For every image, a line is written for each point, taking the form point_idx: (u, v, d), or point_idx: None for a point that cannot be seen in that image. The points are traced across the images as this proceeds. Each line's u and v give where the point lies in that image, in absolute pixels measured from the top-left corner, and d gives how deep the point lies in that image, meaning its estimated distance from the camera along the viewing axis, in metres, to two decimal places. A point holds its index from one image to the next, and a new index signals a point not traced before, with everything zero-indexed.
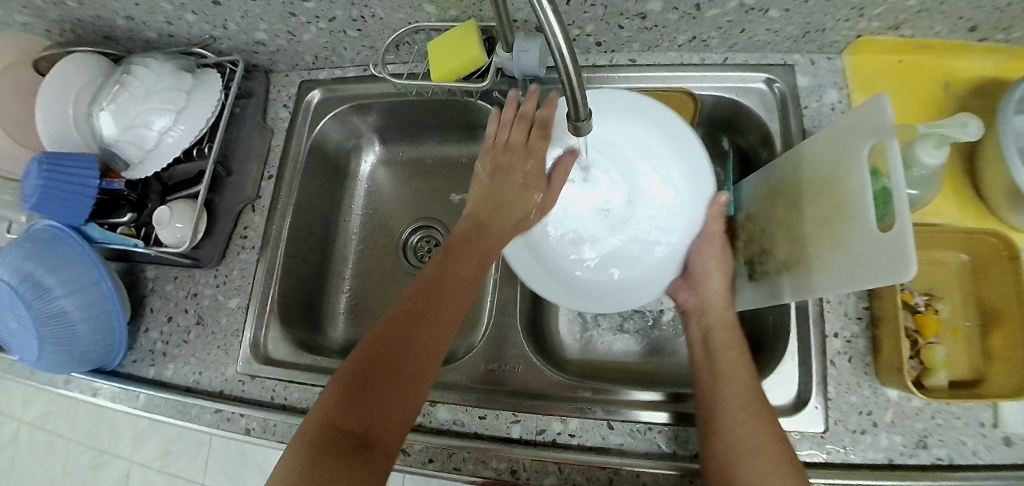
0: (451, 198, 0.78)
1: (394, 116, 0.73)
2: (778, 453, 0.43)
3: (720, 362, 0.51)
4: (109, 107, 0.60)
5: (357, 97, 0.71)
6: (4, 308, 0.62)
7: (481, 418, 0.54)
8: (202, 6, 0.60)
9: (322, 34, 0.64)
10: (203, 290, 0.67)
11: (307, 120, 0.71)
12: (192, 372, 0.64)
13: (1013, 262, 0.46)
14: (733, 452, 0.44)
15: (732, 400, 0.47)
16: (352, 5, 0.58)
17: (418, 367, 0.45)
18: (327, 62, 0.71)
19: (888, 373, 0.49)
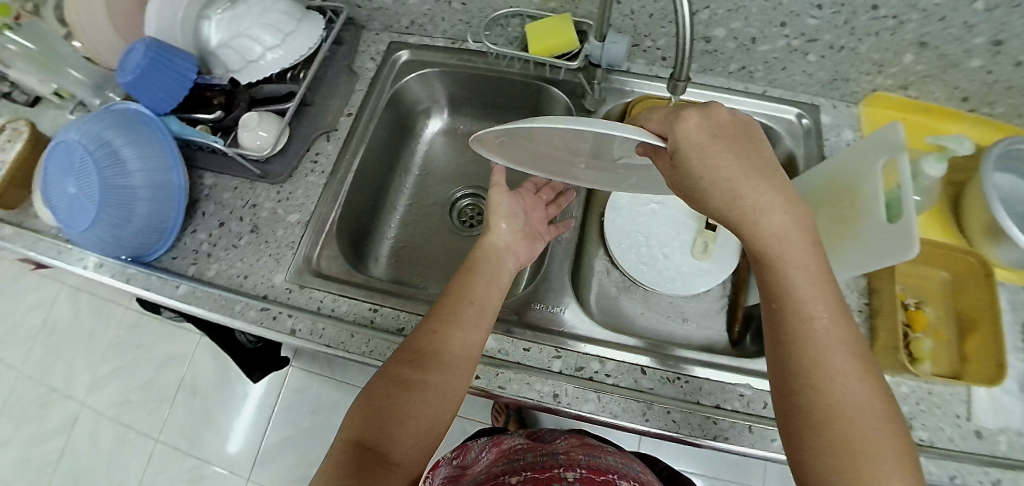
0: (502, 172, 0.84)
1: (467, 91, 0.80)
2: (862, 419, 0.37)
3: (810, 320, 0.40)
4: (223, 17, 0.66)
5: (443, 66, 0.77)
6: (67, 173, 0.64)
7: (525, 350, 0.59)
8: None
9: (428, 2, 0.72)
10: (263, 202, 0.69)
11: (392, 75, 0.77)
12: (237, 274, 0.65)
13: (988, 279, 0.57)
14: (847, 422, 0.37)
15: (838, 363, 0.38)
16: None
17: (454, 377, 0.50)
18: (419, 29, 0.78)
19: (883, 354, 0.58)
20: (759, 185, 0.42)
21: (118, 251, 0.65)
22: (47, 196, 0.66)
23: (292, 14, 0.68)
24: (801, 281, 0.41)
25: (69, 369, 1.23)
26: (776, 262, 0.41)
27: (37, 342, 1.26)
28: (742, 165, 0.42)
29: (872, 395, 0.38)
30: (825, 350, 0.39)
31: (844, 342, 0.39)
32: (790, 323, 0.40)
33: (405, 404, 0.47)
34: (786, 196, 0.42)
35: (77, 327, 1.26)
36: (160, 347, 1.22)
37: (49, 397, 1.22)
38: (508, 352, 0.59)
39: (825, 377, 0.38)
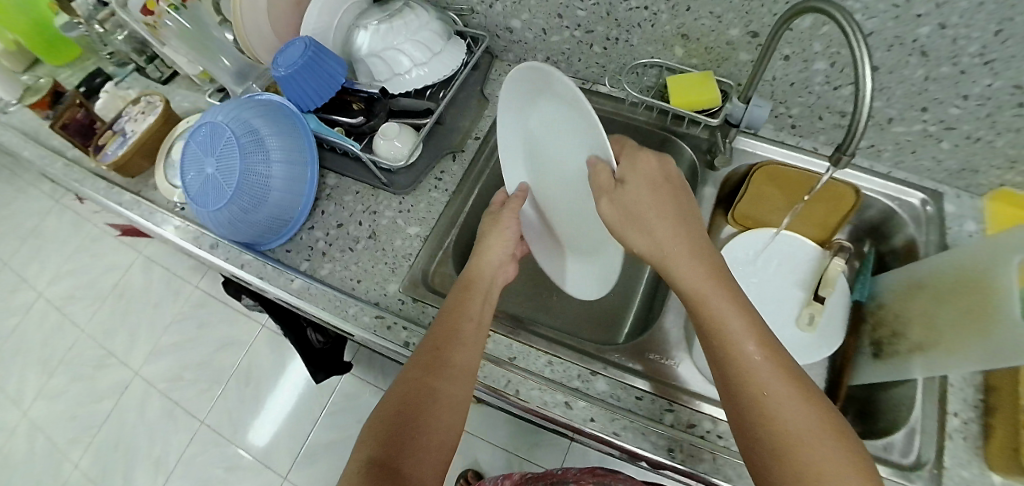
0: None
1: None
2: (826, 459, 0.37)
3: (746, 352, 0.42)
4: (382, 31, 0.68)
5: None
6: (207, 152, 0.65)
7: (638, 398, 0.57)
8: None
9: (570, 41, 0.74)
10: (384, 211, 0.70)
11: None
12: (350, 277, 0.66)
13: None
14: (803, 444, 0.38)
15: (779, 387, 0.40)
16: (616, 26, 0.69)
17: (448, 394, 0.48)
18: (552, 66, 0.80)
19: (999, 455, 0.55)
20: (689, 238, 0.47)
21: (242, 235, 0.67)
22: (183, 171, 0.67)
23: (442, 35, 0.71)
24: (740, 327, 0.43)
25: (133, 335, 1.30)
26: (714, 315, 0.44)
27: (106, 305, 1.34)
28: (672, 229, 0.47)
29: (832, 437, 0.38)
30: (773, 396, 0.40)
31: (790, 383, 0.41)
32: (728, 368, 0.42)
33: (411, 416, 0.46)
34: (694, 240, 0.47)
35: (146, 297, 1.33)
36: (223, 328, 1.27)
37: (107, 360, 1.28)
38: (620, 399, 0.57)
39: (775, 421, 0.39)
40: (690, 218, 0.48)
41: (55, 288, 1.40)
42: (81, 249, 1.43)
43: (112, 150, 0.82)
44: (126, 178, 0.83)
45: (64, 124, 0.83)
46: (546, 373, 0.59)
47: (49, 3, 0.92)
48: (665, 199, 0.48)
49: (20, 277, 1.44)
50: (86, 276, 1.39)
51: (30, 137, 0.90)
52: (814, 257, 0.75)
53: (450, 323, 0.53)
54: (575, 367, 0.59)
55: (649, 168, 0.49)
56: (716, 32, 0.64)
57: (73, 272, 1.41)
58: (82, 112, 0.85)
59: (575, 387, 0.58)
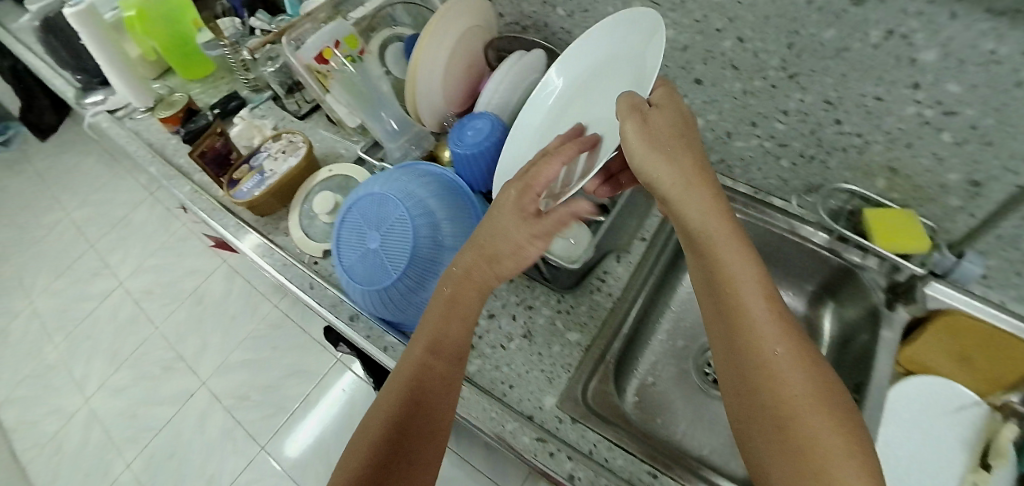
0: None
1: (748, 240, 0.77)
2: (824, 440, 0.36)
3: (750, 307, 0.42)
4: None
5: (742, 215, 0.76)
6: (371, 226, 0.61)
7: None
8: (684, 79, 0.70)
9: (755, 149, 0.71)
10: (541, 307, 0.66)
11: None
12: (501, 380, 0.62)
13: None
14: (801, 413, 0.38)
15: (779, 351, 0.40)
16: (817, 144, 0.66)
17: (450, 352, 0.50)
18: (725, 168, 0.77)
19: None
20: (698, 183, 0.46)
21: (396, 317, 0.62)
22: (339, 240, 0.63)
23: None
24: (752, 290, 0.43)
25: (205, 344, 1.36)
26: (720, 260, 0.44)
27: (182, 308, 1.42)
28: (677, 158, 0.46)
29: (834, 420, 0.37)
30: (775, 365, 0.40)
31: (799, 358, 0.40)
32: (736, 330, 0.43)
33: (422, 391, 0.48)
34: (706, 186, 0.46)
35: (224, 307, 1.40)
36: (293, 354, 1.29)
37: (175, 364, 1.35)
38: None
39: (772, 391, 0.39)
40: (680, 147, 0.47)
41: (133, 281, 1.50)
42: (165, 246, 1.53)
43: (246, 187, 0.79)
44: (256, 217, 0.81)
45: (202, 153, 0.81)
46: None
47: (195, 20, 0.94)
48: (667, 135, 0.47)
49: (104, 264, 1.55)
50: (167, 276, 1.48)
51: (162, 159, 0.92)
52: (986, 418, 0.67)
53: (462, 281, 0.52)
54: None
55: (682, 105, 0.49)
56: (931, 172, 0.60)
57: (156, 268, 1.50)
58: (221, 141, 0.84)
59: None
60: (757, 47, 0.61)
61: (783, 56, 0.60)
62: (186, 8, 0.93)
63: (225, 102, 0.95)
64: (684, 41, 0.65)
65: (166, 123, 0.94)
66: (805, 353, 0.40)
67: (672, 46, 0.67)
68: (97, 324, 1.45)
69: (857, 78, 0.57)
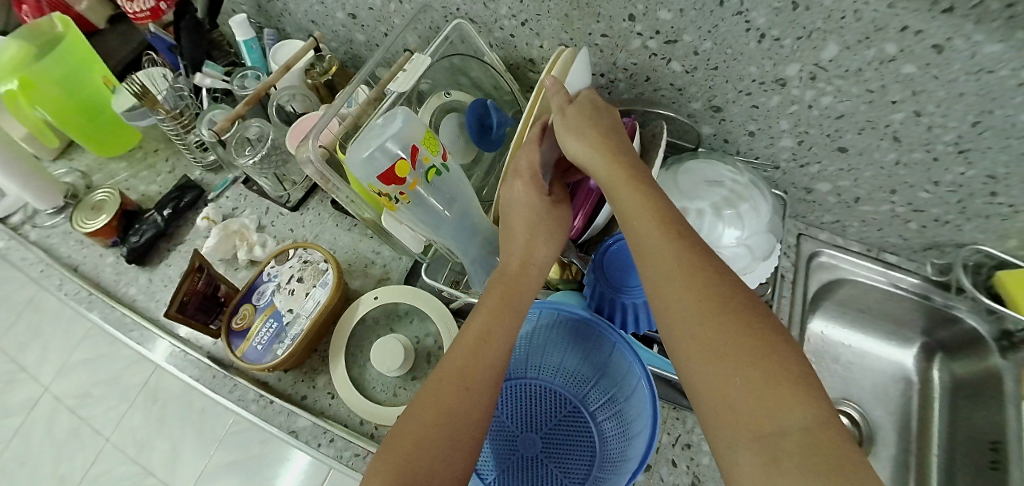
0: (865, 382, 0.75)
1: (857, 299, 0.74)
2: (737, 352, 0.36)
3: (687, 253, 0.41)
4: (727, 219, 0.55)
5: (859, 275, 0.71)
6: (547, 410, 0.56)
7: None
8: (820, 146, 0.60)
9: (882, 213, 0.66)
10: (702, 443, 0.56)
11: (806, 276, 0.71)
12: None
13: None
14: (746, 352, 0.36)
15: (720, 293, 0.39)
16: (959, 212, 0.61)
17: (488, 366, 0.44)
18: (836, 228, 0.72)
19: None
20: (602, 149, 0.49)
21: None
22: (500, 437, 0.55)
23: (773, 231, 0.58)
24: (650, 224, 0.44)
25: (176, 450, 1.13)
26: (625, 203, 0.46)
27: (135, 409, 1.18)
28: (593, 138, 0.50)
29: (744, 326, 0.37)
30: (674, 287, 0.40)
31: (707, 283, 0.39)
32: (653, 271, 0.42)
33: (449, 383, 0.43)
34: (606, 151, 0.49)
35: (189, 401, 1.17)
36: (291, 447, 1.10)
37: (145, 480, 1.13)
38: None
39: (706, 325, 0.38)
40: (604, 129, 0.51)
41: (60, 384, 1.25)
42: (94, 334, 1.27)
43: (260, 342, 0.58)
44: (281, 372, 0.61)
45: (182, 302, 0.57)
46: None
47: (103, 77, 0.73)
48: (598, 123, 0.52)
49: (18, 366, 1.29)
50: (104, 372, 1.23)
51: (102, 294, 0.67)
52: None
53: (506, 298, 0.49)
54: None
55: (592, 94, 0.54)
56: None
57: (86, 363, 1.25)
58: (202, 277, 0.60)
59: None
60: (932, 119, 0.52)
61: (962, 131, 0.52)
62: (87, 65, 0.71)
63: (176, 197, 0.70)
64: (841, 109, 0.55)
65: (97, 238, 0.68)
66: (721, 277, 0.40)
67: (822, 113, 0.56)
68: (31, 439, 1.23)
69: None
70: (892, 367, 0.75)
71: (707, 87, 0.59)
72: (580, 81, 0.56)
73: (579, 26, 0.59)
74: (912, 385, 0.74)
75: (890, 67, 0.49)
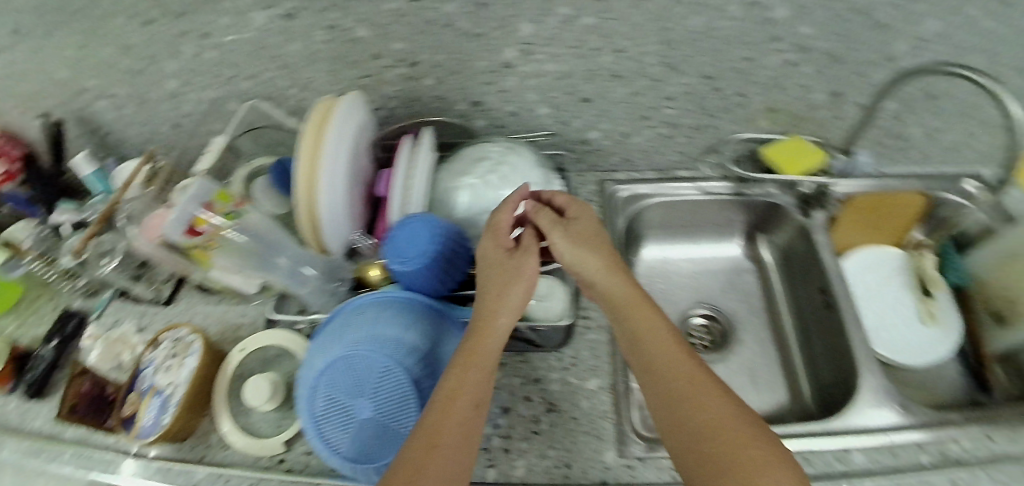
0: (710, 285, 0.82)
1: (676, 217, 0.79)
2: (724, 459, 0.41)
3: (684, 363, 0.48)
4: (495, 182, 0.64)
5: (664, 197, 0.77)
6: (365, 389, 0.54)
7: (896, 455, 0.59)
8: (567, 103, 0.70)
9: (651, 137, 0.74)
10: (549, 374, 0.64)
11: (616, 212, 0.75)
12: (557, 466, 0.58)
13: None
14: (741, 456, 0.41)
15: (712, 401, 0.45)
16: (703, 115, 0.71)
17: (457, 427, 0.45)
18: (627, 165, 0.78)
19: None
20: (614, 274, 0.54)
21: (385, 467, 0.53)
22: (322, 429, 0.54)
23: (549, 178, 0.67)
24: (664, 336, 0.50)
25: None
26: (645, 322, 0.51)
27: None
28: (598, 249, 0.55)
29: (737, 434, 0.42)
30: (659, 362, 0.48)
31: (712, 390, 0.46)
32: (661, 378, 0.48)
33: (421, 436, 0.45)
34: (625, 281, 0.54)
35: None
36: None
37: None
38: (879, 464, 0.59)
39: (707, 431, 0.43)
40: (594, 237, 0.56)
41: None
42: None
43: (148, 418, 0.64)
44: (178, 444, 0.65)
45: (74, 405, 0.65)
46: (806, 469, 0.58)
47: None
48: (590, 234, 0.56)
49: None
50: None
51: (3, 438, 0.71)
52: (899, 260, 0.82)
53: (469, 358, 0.50)
54: (829, 452, 0.59)
55: (585, 210, 0.59)
56: (800, 96, 0.70)
57: None
58: (88, 381, 0.68)
59: (842, 471, 0.58)
60: (635, 53, 0.64)
61: (661, 51, 0.64)
62: None
63: (59, 326, 0.78)
64: (565, 69, 0.66)
65: None
66: (726, 393, 0.46)
67: (553, 76, 0.67)
68: None
69: (731, 48, 0.64)
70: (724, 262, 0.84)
71: (459, 87, 0.70)
72: (355, 112, 0.63)
73: (339, 75, 0.70)
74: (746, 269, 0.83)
75: (577, 23, 0.61)
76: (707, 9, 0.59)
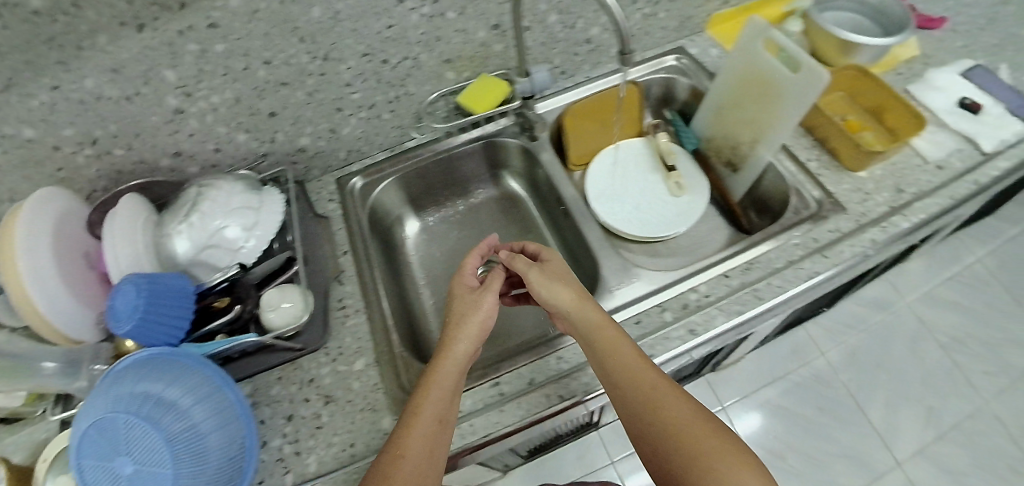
0: (480, 236, 0.90)
1: (422, 185, 0.86)
2: (726, 437, 0.49)
3: (651, 371, 0.54)
4: (201, 218, 0.66)
5: (398, 169, 0.83)
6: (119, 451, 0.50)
7: (637, 322, 0.65)
8: (257, 122, 0.73)
9: (360, 125, 0.79)
10: (320, 372, 0.67)
11: (358, 201, 0.81)
12: (342, 449, 0.61)
13: (866, 76, 0.81)
14: (700, 449, 0.48)
15: (682, 411, 0.51)
16: (390, 87, 0.76)
17: (418, 453, 0.50)
18: (357, 155, 0.84)
19: (854, 158, 0.75)
20: (586, 302, 0.59)
21: None
22: None
23: (254, 201, 0.70)
24: (627, 355, 0.55)
25: None
26: (609, 347, 0.56)
27: None
28: (568, 282, 0.61)
29: (710, 426, 0.50)
30: (630, 374, 0.53)
31: (678, 392, 0.53)
32: (627, 385, 0.53)
33: (410, 463, 0.49)
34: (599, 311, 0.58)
35: None
36: None
37: None
38: (626, 335, 0.64)
39: (699, 420, 0.51)
40: (561, 271, 0.63)
41: None
42: None
43: None
44: None
45: None
46: (564, 367, 0.63)
47: None
48: (552, 271, 0.63)
49: None
50: None
51: None
52: (642, 145, 0.88)
53: (428, 388, 0.54)
54: (580, 341, 0.64)
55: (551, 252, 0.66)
56: (466, 37, 0.74)
57: None
58: None
59: (590, 352, 0.63)
60: (282, 60, 0.67)
61: (305, 49, 0.67)
62: None
63: None
64: (233, 96, 0.69)
65: None
66: (687, 396, 0.53)
67: (227, 105, 0.70)
68: None
69: (361, 26, 0.67)
70: (490, 206, 0.91)
71: (149, 146, 0.71)
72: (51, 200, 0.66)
73: None
74: (509, 209, 0.91)
75: (213, 53, 0.63)
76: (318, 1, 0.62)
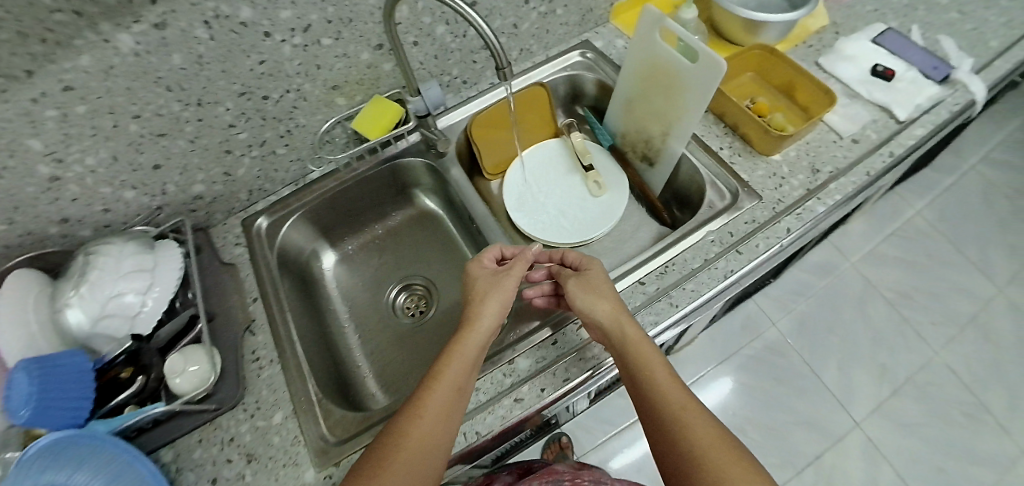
0: (407, 261, 0.89)
1: (335, 212, 0.84)
2: (734, 453, 0.47)
3: (672, 388, 0.52)
4: (89, 286, 0.62)
5: (304, 201, 0.81)
6: None
7: (554, 344, 0.63)
8: (142, 177, 0.70)
9: (256, 163, 0.77)
10: (239, 429, 0.63)
11: (265, 244, 0.78)
12: None
13: (770, 55, 0.80)
14: (709, 461, 0.46)
15: (698, 429, 0.49)
16: (279, 121, 0.74)
17: (427, 427, 0.50)
18: (261, 193, 0.82)
19: (765, 141, 0.73)
20: (625, 319, 0.57)
21: None
22: None
23: (148, 261, 0.66)
24: (660, 372, 0.53)
25: None
26: (633, 344, 0.55)
27: None
28: (609, 296, 0.59)
29: (727, 443, 0.48)
30: (655, 380, 0.53)
31: (699, 405, 0.51)
32: (650, 390, 0.52)
33: (413, 441, 0.49)
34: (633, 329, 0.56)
35: None
36: None
37: None
38: (544, 357, 0.62)
39: (714, 437, 0.48)
40: (598, 280, 0.61)
41: None
42: None
43: None
44: None
45: None
46: (482, 399, 0.60)
47: None
48: (594, 282, 0.61)
49: None
50: None
51: None
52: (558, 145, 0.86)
53: (448, 359, 0.55)
54: (495, 371, 0.61)
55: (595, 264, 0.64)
56: (348, 58, 0.72)
57: None
58: None
59: (507, 380, 0.61)
60: (152, 111, 0.64)
61: (175, 97, 0.64)
62: None
63: None
64: (108, 154, 0.65)
65: None
66: (708, 413, 0.51)
67: (104, 165, 0.65)
68: None
69: (233, 66, 0.65)
70: (411, 226, 0.91)
71: (28, 220, 0.65)
72: None
73: None
74: (432, 229, 0.90)
75: (73, 116, 0.59)
76: (174, 46, 0.59)
